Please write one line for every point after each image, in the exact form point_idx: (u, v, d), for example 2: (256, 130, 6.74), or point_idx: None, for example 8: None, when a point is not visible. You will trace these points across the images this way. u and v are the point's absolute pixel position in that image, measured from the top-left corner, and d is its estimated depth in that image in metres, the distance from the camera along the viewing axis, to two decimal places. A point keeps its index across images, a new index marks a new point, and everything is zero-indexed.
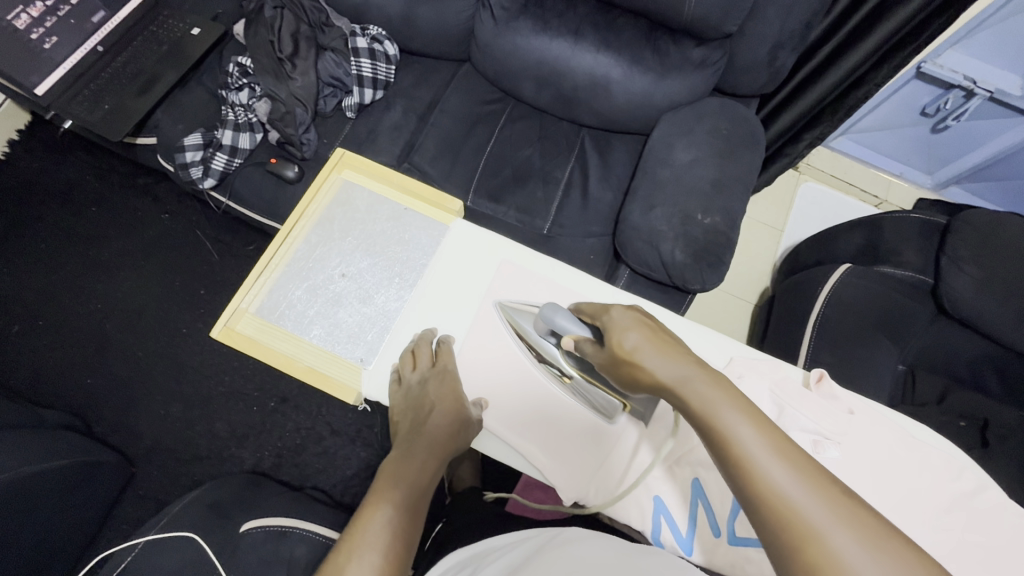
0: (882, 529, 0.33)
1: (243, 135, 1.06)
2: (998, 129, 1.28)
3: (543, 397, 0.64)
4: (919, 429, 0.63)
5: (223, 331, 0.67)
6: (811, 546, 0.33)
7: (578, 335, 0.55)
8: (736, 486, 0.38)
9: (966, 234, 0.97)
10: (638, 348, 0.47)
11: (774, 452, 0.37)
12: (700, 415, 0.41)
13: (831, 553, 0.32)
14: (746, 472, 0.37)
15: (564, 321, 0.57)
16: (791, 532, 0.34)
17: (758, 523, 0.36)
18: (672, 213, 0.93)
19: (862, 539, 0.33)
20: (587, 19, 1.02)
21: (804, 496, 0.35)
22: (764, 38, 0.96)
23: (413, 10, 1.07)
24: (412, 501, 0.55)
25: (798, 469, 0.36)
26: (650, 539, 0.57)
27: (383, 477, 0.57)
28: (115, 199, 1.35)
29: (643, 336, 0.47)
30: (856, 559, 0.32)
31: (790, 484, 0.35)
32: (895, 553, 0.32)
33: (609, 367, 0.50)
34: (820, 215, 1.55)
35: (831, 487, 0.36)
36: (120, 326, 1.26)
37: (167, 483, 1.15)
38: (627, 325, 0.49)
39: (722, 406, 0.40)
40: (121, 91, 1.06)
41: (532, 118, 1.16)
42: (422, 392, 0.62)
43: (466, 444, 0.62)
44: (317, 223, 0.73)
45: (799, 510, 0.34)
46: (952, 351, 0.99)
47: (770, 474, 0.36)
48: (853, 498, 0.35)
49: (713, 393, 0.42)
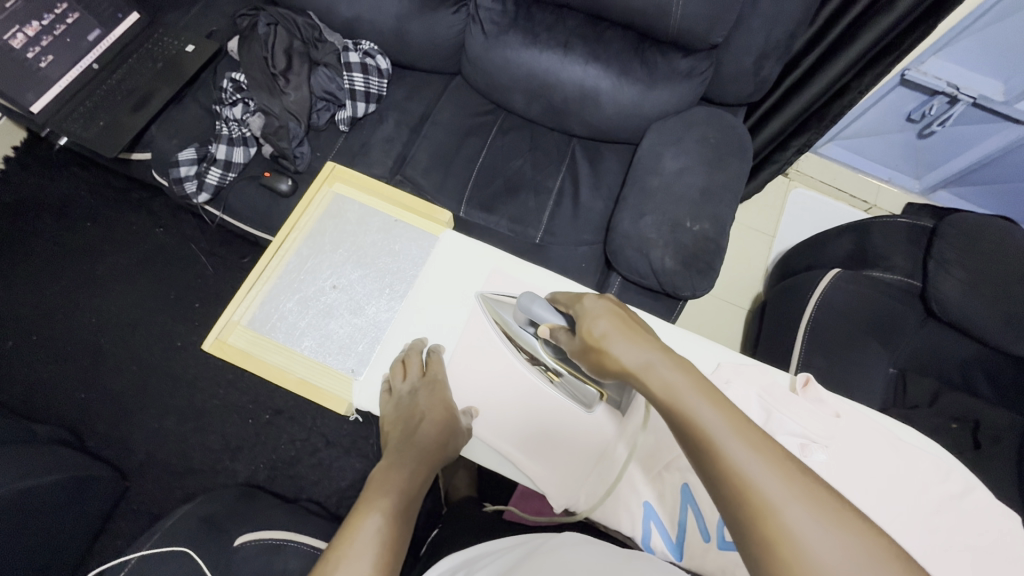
0: (836, 504, 0.35)
1: (237, 150, 1.08)
2: (982, 134, 1.30)
3: (524, 389, 0.65)
4: (906, 432, 0.64)
5: (215, 344, 0.68)
6: (770, 524, 0.34)
7: (553, 323, 0.56)
8: (701, 468, 0.39)
9: (952, 238, 0.98)
10: (608, 334, 0.47)
11: (735, 433, 0.38)
12: (664, 399, 0.42)
13: (790, 531, 0.34)
14: (709, 455, 0.38)
15: (541, 311, 0.57)
16: (752, 512, 0.35)
17: (722, 503, 0.37)
18: (662, 221, 0.94)
19: (818, 515, 0.34)
20: (576, 32, 1.04)
21: (764, 476, 0.36)
22: (749, 49, 0.98)
23: (404, 25, 1.09)
24: (400, 509, 0.55)
25: (758, 450, 0.37)
26: (640, 544, 0.57)
27: (372, 486, 0.57)
28: (110, 214, 1.36)
29: (612, 323, 0.48)
30: (812, 535, 0.33)
31: (751, 465, 0.36)
32: (848, 527, 0.34)
33: (580, 355, 0.50)
34: (811, 220, 1.56)
35: (789, 466, 0.37)
36: (115, 341, 1.26)
37: (161, 498, 1.15)
38: (598, 313, 0.49)
39: (685, 390, 0.41)
40: (116, 107, 1.08)
41: (523, 129, 1.18)
42: (413, 401, 0.62)
43: (456, 453, 0.62)
44: (308, 235, 0.74)
45: (759, 490, 0.35)
46: (943, 354, 1.00)
47: (733, 457, 0.37)
48: (810, 476, 0.36)
49: (677, 378, 0.42)
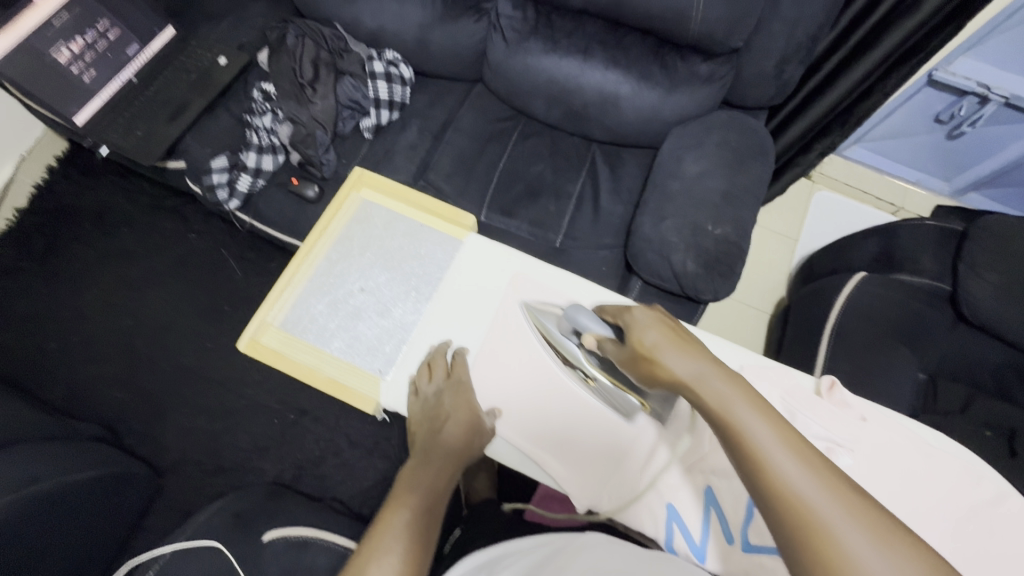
0: (890, 526, 0.36)
1: (266, 157, 1.11)
2: (1014, 135, 1.27)
3: (560, 396, 0.65)
4: (935, 437, 0.62)
5: (249, 343, 0.70)
6: (821, 539, 0.35)
7: (600, 334, 0.57)
8: (749, 480, 0.40)
9: (984, 241, 0.96)
10: (658, 345, 0.49)
11: (787, 450, 0.40)
12: (716, 413, 0.43)
13: (840, 544, 0.35)
14: (761, 469, 0.39)
15: (586, 321, 0.58)
16: (802, 527, 0.36)
17: (770, 514, 0.38)
18: (682, 225, 0.94)
19: (870, 534, 0.35)
20: (595, 38, 1.05)
21: (815, 492, 0.37)
22: (770, 52, 0.98)
23: (427, 34, 1.11)
24: (428, 507, 0.58)
25: (808, 465, 0.39)
26: (663, 546, 0.57)
27: (401, 485, 0.60)
28: (145, 220, 1.41)
29: (663, 334, 0.50)
30: (862, 551, 0.34)
31: (801, 480, 0.38)
32: (901, 548, 0.34)
33: (628, 364, 0.52)
34: (836, 223, 1.54)
35: (840, 485, 0.38)
36: (149, 342, 1.31)
37: (192, 495, 1.18)
38: (648, 324, 0.51)
39: (737, 403, 0.43)
40: (154, 117, 1.12)
41: (543, 134, 1.19)
42: (438, 403, 0.64)
43: (479, 452, 0.64)
44: (337, 239, 0.76)
45: (811, 506, 0.36)
46: (975, 360, 0.98)
47: (783, 469, 0.38)
48: (862, 496, 0.37)
49: (729, 391, 0.44)
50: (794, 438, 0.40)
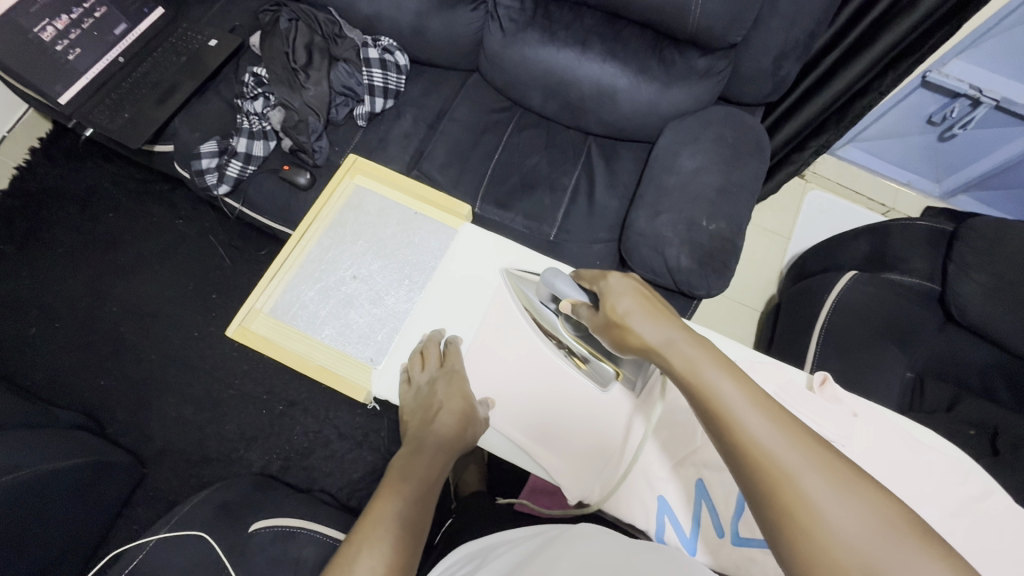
0: (853, 476, 0.36)
1: (257, 143, 1.09)
2: (1005, 138, 1.28)
3: (547, 375, 0.66)
4: (924, 433, 0.63)
5: (238, 330, 0.69)
6: (787, 492, 0.35)
7: (576, 299, 0.57)
8: (718, 441, 0.40)
9: (973, 241, 0.97)
10: (630, 310, 0.49)
11: (752, 406, 0.39)
12: (685, 375, 0.43)
13: (805, 498, 0.35)
14: (730, 429, 0.39)
15: (564, 286, 0.59)
16: (769, 482, 0.36)
17: (739, 473, 0.38)
18: (678, 220, 0.94)
19: (833, 484, 0.35)
20: (593, 30, 1.04)
21: (779, 446, 0.37)
22: (768, 48, 0.97)
23: (423, 22, 1.10)
24: (420, 497, 0.57)
25: (774, 421, 0.39)
26: (654, 538, 0.57)
27: (393, 474, 0.59)
28: (132, 206, 1.38)
29: (636, 301, 0.49)
30: (827, 501, 0.35)
31: (768, 435, 0.38)
32: (864, 496, 0.35)
33: (601, 329, 0.52)
34: (827, 223, 1.55)
35: (804, 438, 0.38)
36: (134, 330, 1.28)
37: (177, 486, 1.17)
38: (622, 290, 0.51)
39: (706, 364, 0.42)
40: (142, 99, 1.09)
41: (539, 126, 1.18)
42: (431, 392, 0.63)
43: (474, 442, 0.63)
44: (329, 226, 0.75)
45: (776, 462, 0.36)
46: (962, 359, 0.99)
47: (750, 428, 0.38)
48: (825, 449, 0.37)
49: (698, 354, 0.44)
50: (759, 395, 0.40)
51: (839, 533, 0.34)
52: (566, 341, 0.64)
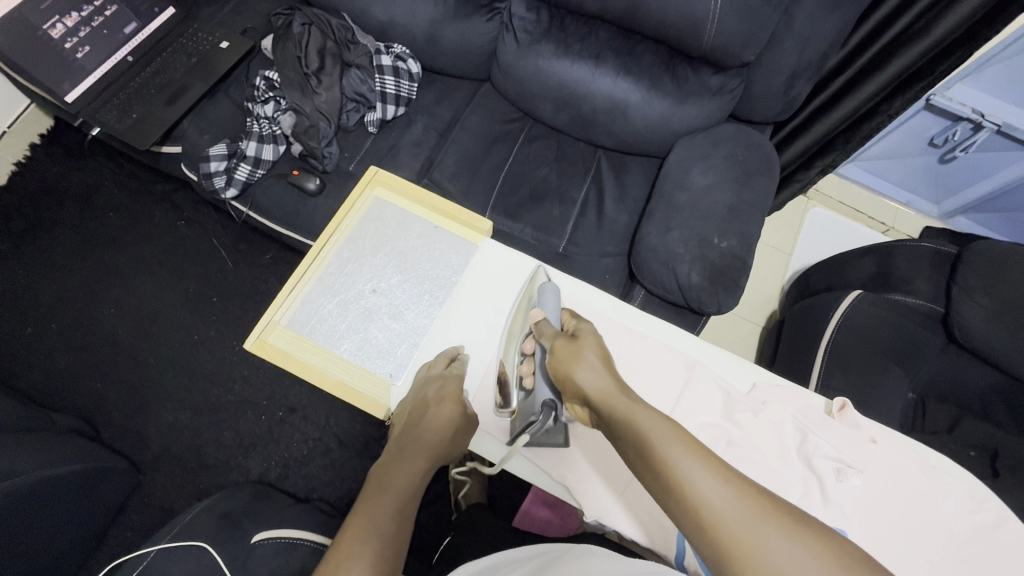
0: (797, 519, 0.40)
1: (266, 147, 1.08)
2: (1005, 162, 1.31)
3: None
4: (939, 459, 0.63)
5: (256, 343, 0.68)
6: (737, 544, 0.39)
7: (547, 317, 0.62)
8: (672, 502, 0.44)
9: (977, 265, 0.99)
10: (582, 358, 0.55)
11: (696, 462, 0.44)
12: (639, 440, 0.47)
13: (754, 546, 0.39)
14: (679, 488, 0.43)
15: (547, 304, 0.63)
16: (719, 536, 0.40)
17: (693, 530, 0.42)
18: (690, 237, 0.94)
19: (778, 526, 0.39)
20: (608, 45, 1.05)
21: (725, 499, 0.41)
22: (780, 68, 0.98)
23: (437, 31, 1.10)
24: (405, 499, 0.54)
25: (719, 476, 0.43)
26: (673, 562, 0.58)
27: (373, 486, 0.56)
28: (133, 206, 1.36)
29: (596, 357, 0.55)
30: (774, 548, 0.38)
31: (715, 491, 0.42)
32: (808, 540, 0.38)
33: (557, 373, 0.56)
34: (829, 240, 1.56)
35: (747, 488, 0.42)
36: (133, 332, 1.26)
37: (173, 492, 1.15)
38: (584, 344, 0.56)
39: (655, 429, 0.47)
40: (150, 100, 1.08)
41: (549, 138, 1.18)
42: (422, 394, 0.63)
43: (461, 439, 0.61)
44: (349, 238, 0.74)
45: (724, 516, 0.40)
46: (965, 381, 1.00)
47: (698, 484, 0.43)
48: (769, 495, 0.42)
49: (648, 417, 0.48)
50: (707, 454, 0.45)
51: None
52: (506, 361, 0.65)
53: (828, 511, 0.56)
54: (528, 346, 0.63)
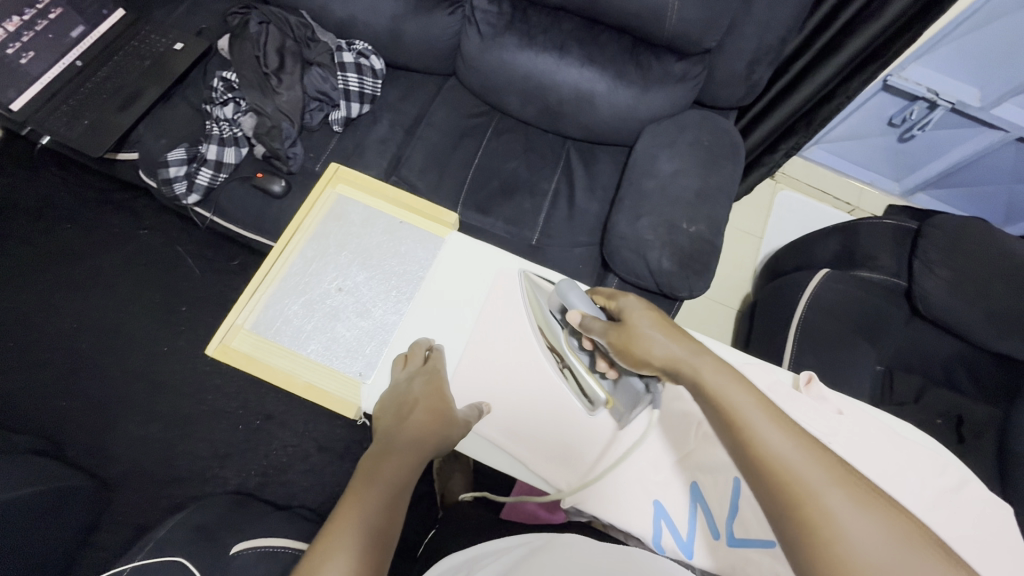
0: (872, 494, 0.41)
1: (228, 150, 1.06)
2: (961, 138, 1.35)
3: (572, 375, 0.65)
4: (904, 427, 0.65)
5: (219, 348, 0.66)
6: (808, 503, 0.41)
7: (585, 311, 0.60)
8: (744, 455, 0.46)
9: (936, 239, 1.01)
10: (645, 332, 0.55)
11: (773, 425, 0.46)
12: (715, 397, 0.50)
13: (824, 507, 0.40)
14: (753, 444, 0.45)
15: (576, 298, 0.62)
16: (790, 492, 0.42)
17: (762, 483, 0.44)
18: (659, 223, 0.95)
19: (848, 495, 0.41)
20: (572, 36, 1.05)
21: (800, 461, 0.43)
22: (741, 53, 1.00)
23: (399, 26, 1.08)
24: (393, 493, 0.53)
25: (795, 440, 0.45)
26: (652, 545, 0.56)
27: (359, 476, 0.55)
28: (91, 216, 1.32)
29: (657, 322, 0.56)
30: (842, 511, 0.40)
31: (792, 453, 0.44)
32: (878, 510, 0.40)
33: (617, 348, 0.57)
34: (797, 222, 1.60)
35: (823, 456, 0.44)
36: (96, 346, 1.22)
37: (147, 508, 1.11)
38: (641, 311, 0.57)
39: (733, 390, 0.49)
40: (103, 105, 1.04)
41: (518, 130, 1.18)
42: (406, 388, 0.62)
43: (451, 437, 0.59)
44: (312, 237, 0.73)
45: (799, 475, 0.42)
46: (929, 352, 1.03)
47: (772, 444, 0.45)
48: (846, 469, 0.43)
49: (723, 380, 0.50)
50: (782, 418, 0.46)
51: (852, 538, 0.39)
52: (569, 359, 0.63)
53: None
54: (588, 342, 0.62)
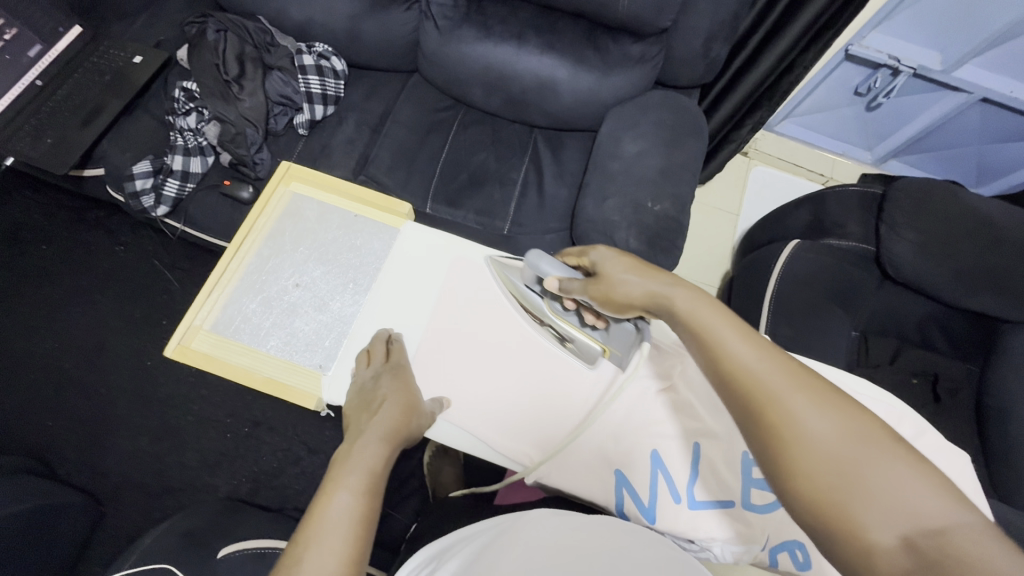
0: (836, 394, 0.40)
1: (193, 160, 1.06)
2: (926, 103, 1.36)
3: (531, 356, 0.67)
4: (863, 385, 0.66)
5: (178, 349, 0.67)
6: (768, 406, 0.40)
7: (562, 275, 0.61)
8: (711, 368, 0.45)
9: (903, 206, 1.01)
10: (620, 279, 0.55)
11: (738, 336, 0.45)
12: (685, 317, 0.49)
13: (783, 408, 0.39)
14: (718, 356, 0.44)
15: (548, 266, 0.62)
16: (751, 398, 0.41)
17: (726, 392, 0.43)
18: (624, 204, 0.96)
19: (810, 396, 0.40)
20: (529, 24, 1.05)
21: (763, 367, 0.42)
22: (697, 30, 1.00)
23: (358, 26, 1.09)
24: (372, 476, 0.50)
25: (759, 348, 0.43)
26: (615, 511, 0.58)
27: (334, 468, 0.50)
28: (67, 236, 1.32)
29: (629, 264, 0.55)
30: (802, 411, 0.39)
31: (754, 360, 0.42)
32: (840, 409, 0.39)
33: (596, 298, 0.57)
34: (772, 196, 1.61)
35: (788, 361, 0.42)
36: (79, 365, 1.23)
37: (140, 520, 1.12)
38: (614, 260, 0.57)
39: (701, 308, 0.48)
40: (65, 123, 1.04)
41: (484, 122, 1.19)
42: (375, 386, 0.60)
43: (417, 430, 0.58)
44: (268, 235, 0.73)
45: (759, 381, 0.41)
46: (900, 315, 1.05)
47: (735, 353, 0.43)
48: (812, 373, 0.41)
49: (691, 300, 0.49)
50: (749, 329, 0.45)
51: (816, 438, 0.38)
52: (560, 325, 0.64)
53: None
54: (571, 303, 0.62)
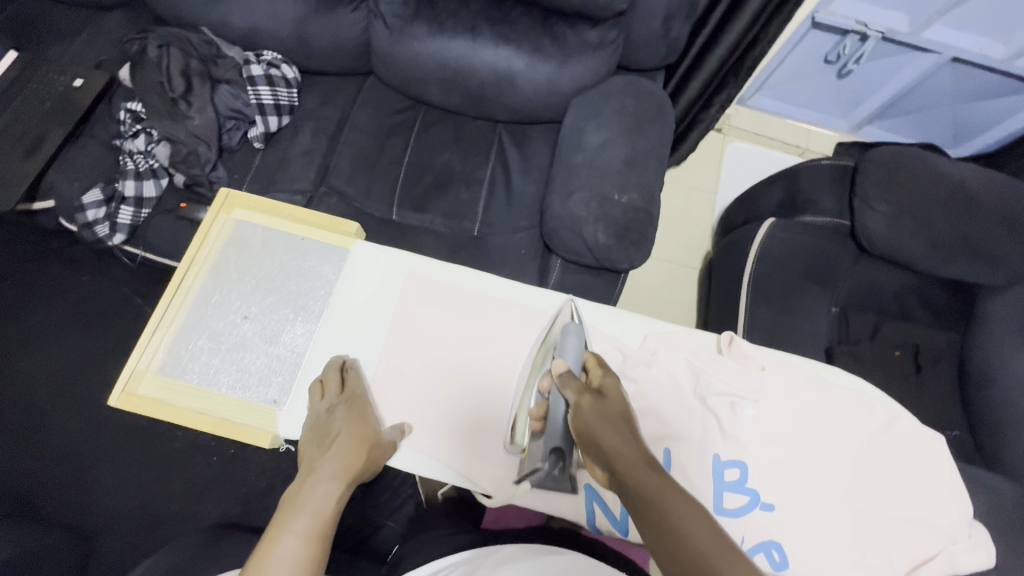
0: None
1: (146, 184, 1.03)
2: (897, 67, 1.34)
3: (489, 375, 0.67)
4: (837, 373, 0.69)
5: (123, 397, 0.65)
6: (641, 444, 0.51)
7: (568, 365, 0.59)
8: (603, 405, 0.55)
9: (871, 174, 1.00)
10: (605, 418, 0.53)
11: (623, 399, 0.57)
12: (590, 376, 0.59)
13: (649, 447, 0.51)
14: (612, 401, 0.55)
15: (570, 347, 0.60)
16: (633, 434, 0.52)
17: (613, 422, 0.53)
18: (591, 197, 0.93)
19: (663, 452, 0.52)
20: (482, 15, 1.01)
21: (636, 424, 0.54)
22: (654, 11, 0.97)
23: (305, 30, 1.05)
24: (315, 521, 0.50)
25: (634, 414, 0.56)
26: (587, 525, 0.62)
27: (282, 508, 0.51)
28: (29, 269, 1.28)
29: (619, 393, 0.56)
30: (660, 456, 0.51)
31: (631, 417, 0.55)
32: None
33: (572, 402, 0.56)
34: (749, 171, 1.59)
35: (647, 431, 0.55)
36: (53, 401, 1.20)
37: (129, 555, 1.09)
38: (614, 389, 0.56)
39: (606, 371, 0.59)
40: (7, 155, 0.99)
41: (446, 121, 1.15)
42: (329, 420, 0.60)
43: (375, 464, 0.58)
44: (212, 267, 0.71)
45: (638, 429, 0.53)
46: (880, 287, 1.03)
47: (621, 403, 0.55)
48: None
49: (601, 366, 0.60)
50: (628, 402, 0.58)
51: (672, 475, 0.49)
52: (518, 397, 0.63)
53: (727, 442, 0.61)
54: (545, 386, 0.61)
